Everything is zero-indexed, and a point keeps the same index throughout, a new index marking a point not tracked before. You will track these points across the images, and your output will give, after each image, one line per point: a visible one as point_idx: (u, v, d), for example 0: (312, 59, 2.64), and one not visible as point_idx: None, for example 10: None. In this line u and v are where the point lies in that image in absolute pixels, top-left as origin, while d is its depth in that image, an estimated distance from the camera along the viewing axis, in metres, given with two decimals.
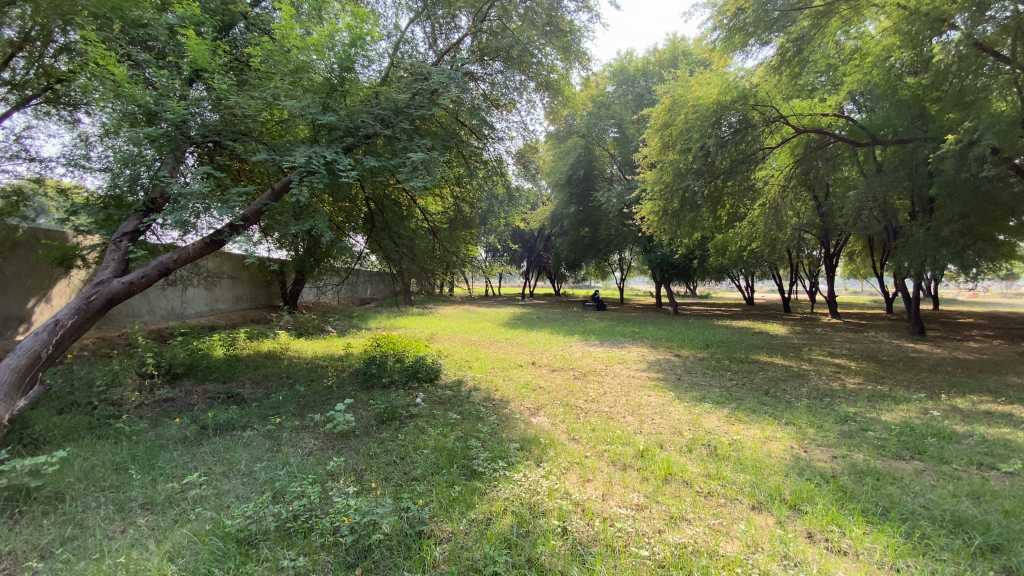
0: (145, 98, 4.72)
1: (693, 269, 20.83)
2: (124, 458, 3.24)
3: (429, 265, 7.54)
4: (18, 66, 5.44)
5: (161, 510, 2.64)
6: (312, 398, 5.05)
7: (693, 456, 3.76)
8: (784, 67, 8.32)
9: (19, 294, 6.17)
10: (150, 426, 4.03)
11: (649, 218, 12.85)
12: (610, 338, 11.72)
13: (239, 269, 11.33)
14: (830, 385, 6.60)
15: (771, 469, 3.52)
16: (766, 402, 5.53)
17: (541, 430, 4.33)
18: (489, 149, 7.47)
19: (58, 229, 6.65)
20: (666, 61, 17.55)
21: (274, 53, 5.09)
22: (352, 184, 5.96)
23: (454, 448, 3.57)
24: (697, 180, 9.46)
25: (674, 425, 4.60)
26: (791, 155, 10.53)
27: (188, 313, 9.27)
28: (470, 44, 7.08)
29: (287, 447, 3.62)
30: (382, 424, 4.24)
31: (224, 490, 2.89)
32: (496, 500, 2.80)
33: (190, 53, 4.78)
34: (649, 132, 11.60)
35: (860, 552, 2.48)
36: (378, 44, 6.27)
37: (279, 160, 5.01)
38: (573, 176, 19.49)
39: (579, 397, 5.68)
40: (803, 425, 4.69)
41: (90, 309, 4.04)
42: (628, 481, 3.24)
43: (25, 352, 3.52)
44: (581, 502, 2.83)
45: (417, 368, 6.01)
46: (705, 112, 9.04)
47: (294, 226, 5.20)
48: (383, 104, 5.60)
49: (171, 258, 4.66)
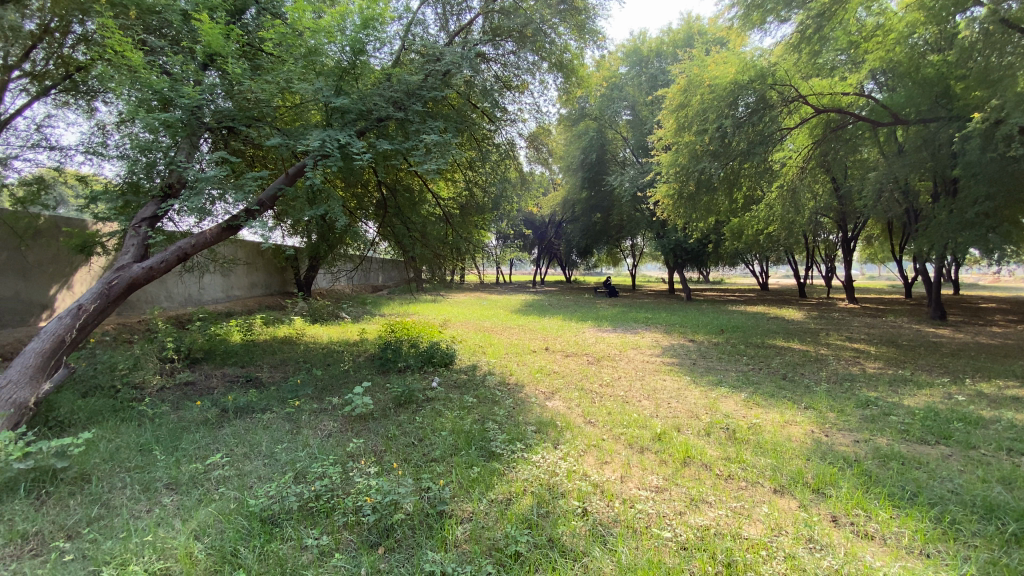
0: (160, 84, 4.71)
1: (708, 254, 20.58)
2: (147, 440, 3.29)
3: (442, 251, 7.54)
4: (39, 58, 5.39)
5: (186, 491, 2.68)
6: (329, 381, 5.10)
7: (711, 440, 3.72)
8: (804, 45, 8.10)
9: (42, 281, 6.28)
10: (172, 409, 4.10)
11: (663, 203, 12.68)
12: (623, 324, 11.65)
13: (254, 256, 11.42)
14: (850, 370, 6.49)
15: (792, 453, 3.47)
16: (784, 386, 5.47)
17: (557, 413, 4.32)
18: (502, 133, 7.43)
19: (78, 217, 6.74)
20: (681, 41, 17.18)
21: (286, 36, 5.04)
22: (365, 169, 5.93)
23: (471, 430, 3.58)
24: (713, 162, 9.29)
25: (691, 408, 4.56)
26: (810, 136, 10.27)
27: (205, 299, 9.39)
28: (481, 24, 6.98)
29: (307, 430, 3.66)
30: (399, 407, 4.27)
31: (247, 470, 2.93)
32: (515, 480, 2.80)
33: (204, 38, 4.75)
34: (664, 114, 11.38)
35: (888, 536, 2.44)
36: (390, 25, 6.20)
37: (293, 145, 4.99)
38: (585, 160, 19.26)
39: (594, 381, 5.66)
40: (823, 409, 4.62)
41: (112, 293, 4.10)
42: (646, 463, 3.23)
43: (50, 336, 3.58)
44: (600, 484, 2.82)
45: (432, 353, 6.02)
46: (722, 91, 8.84)
47: (309, 211, 5.21)
48: (396, 87, 5.54)
49: (189, 243, 4.70)
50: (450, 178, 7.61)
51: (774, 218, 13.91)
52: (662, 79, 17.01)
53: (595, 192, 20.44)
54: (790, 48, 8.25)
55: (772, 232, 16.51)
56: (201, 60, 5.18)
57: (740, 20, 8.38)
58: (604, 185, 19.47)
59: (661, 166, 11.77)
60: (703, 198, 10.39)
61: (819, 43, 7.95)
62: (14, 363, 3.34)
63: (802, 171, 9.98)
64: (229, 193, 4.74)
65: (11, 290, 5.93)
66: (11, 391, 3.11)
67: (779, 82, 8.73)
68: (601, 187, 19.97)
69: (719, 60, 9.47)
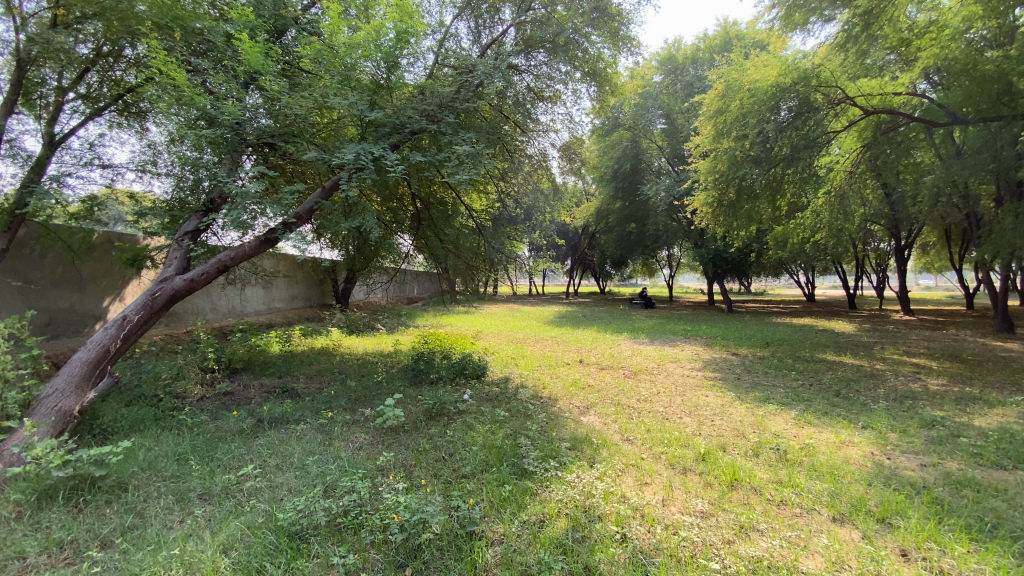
0: (203, 102, 4.87)
1: (749, 264, 19.87)
2: (184, 449, 3.33)
3: (475, 262, 7.50)
4: (92, 81, 5.72)
5: (218, 501, 2.67)
6: (363, 392, 5.10)
7: (760, 461, 3.47)
8: (850, 45, 7.75)
9: (95, 294, 6.61)
10: (210, 418, 4.16)
11: (701, 212, 12.31)
12: (661, 337, 11.30)
13: (294, 269, 11.75)
14: (910, 387, 6.01)
15: (851, 478, 3.19)
16: (838, 404, 5.10)
17: (593, 429, 4.15)
18: (533, 144, 7.40)
19: (130, 233, 7.08)
20: (717, 48, 16.84)
21: (323, 53, 5.16)
22: (399, 181, 5.97)
23: (503, 446, 3.46)
24: (755, 169, 8.96)
25: (737, 427, 4.30)
26: (858, 140, 9.78)
27: (247, 311, 9.68)
28: (513, 36, 6.98)
29: (338, 442, 3.63)
30: (430, 420, 4.20)
31: (278, 483, 2.91)
32: (549, 501, 2.67)
33: (245, 57, 4.90)
34: (702, 121, 11.10)
35: (966, 573, 2.17)
36: (423, 40, 6.28)
37: (329, 159, 5.07)
38: (619, 170, 18.84)
39: (631, 396, 5.45)
40: (883, 429, 4.26)
41: (155, 305, 4.22)
42: (689, 486, 3.03)
43: (95, 345, 3.68)
44: (640, 507, 2.65)
45: (464, 364, 5.96)
46: (763, 95, 8.53)
47: (344, 224, 5.27)
48: (429, 100, 5.58)
49: (229, 256, 4.81)
50: (483, 190, 7.60)
51: (822, 225, 13.29)
52: (699, 86, 16.66)
53: (629, 202, 20.03)
54: (836, 47, 7.89)
55: (819, 241, 15.77)
56: (244, 79, 5.36)
57: (781, 21, 8.08)
58: (639, 196, 19.09)
59: (699, 174, 11.46)
60: (745, 205, 10.02)
61: (868, 41, 7.57)
62: (61, 372, 3.45)
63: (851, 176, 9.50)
64: (268, 207, 4.83)
65: (67, 302, 6.26)
66: (56, 399, 3.20)
67: (825, 83, 8.31)
68: (636, 198, 19.53)
69: (759, 63, 9.16)
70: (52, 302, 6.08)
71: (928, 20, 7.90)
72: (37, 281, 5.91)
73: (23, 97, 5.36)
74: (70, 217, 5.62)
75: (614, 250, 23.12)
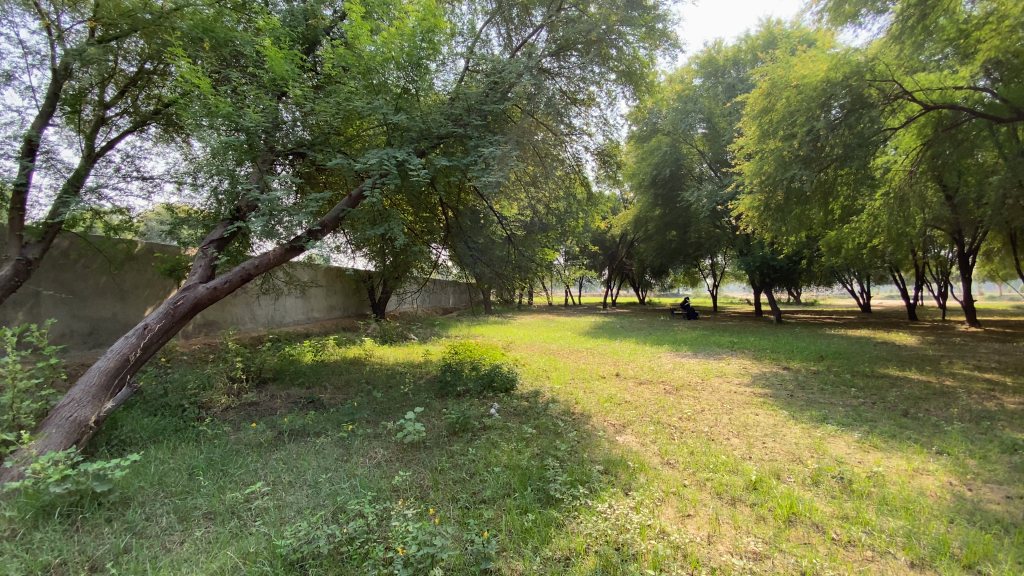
0: (231, 111, 4.91)
1: (798, 272, 18.84)
2: (197, 463, 3.25)
3: (506, 271, 7.25)
4: (139, 99, 6.10)
5: (221, 522, 2.54)
6: (387, 405, 4.92)
7: (821, 492, 3.04)
8: (907, 37, 7.14)
9: (137, 303, 6.81)
10: (233, 430, 4.08)
11: (748, 217, 11.70)
12: (704, 349, 10.70)
13: (332, 279, 11.91)
14: (988, 406, 5.31)
15: (930, 514, 2.67)
16: (907, 426, 4.52)
17: (628, 451, 3.81)
18: (567, 148, 7.14)
19: (172, 245, 7.28)
20: (761, 47, 16.12)
21: (347, 57, 5.11)
22: (427, 188, 5.82)
23: (529, 467, 3.18)
24: (804, 170, 8.41)
25: (792, 450, 3.86)
26: (918, 137, 9.00)
27: (285, 321, 9.82)
28: (545, 38, 6.78)
29: (357, 457, 3.44)
30: (453, 436, 3.96)
31: (287, 502, 2.75)
32: (576, 534, 2.37)
33: (270, 65, 4.90)
34: (746, 121, 10.55)
35: None
36: (453, 46, 6.15)
37: (353, 165, 4.95)
38: (658, 176, 18.17)
39: (673, 414, 5.04)
40: (962, 455, 3.67)
41: (177, 313, 4.22)
42: (740, 521, 2.64)
43: (115, 355, 3.72)
44: (681, 545, 2.31)
45: (493, 376, 5.71)
46: (810, 92, 7.99)
47: (370, 232, 5.13)
48: (456, 104, 5.49)
49: (253, 264, 4.78)
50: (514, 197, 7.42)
51: (883, 229, 12.35)
52: (742, 88, 15.97)
53: (668, 210, 19.33)
54: (893, 38, 7.27)
55: (878, 246, 14.70)
56: (274, 89, 5.39)
57: (830, 13, 7.54)
58: (680, 202, 18.44)
59: (744, 176, 10.91)
60: (795, 209, 9.43)
61: (930, 29, 6.92)
62: (81, 382, 3.48)
63: (912, 175, 8.72)
64: (294, 215, 4.77)
65: (110, 312, 6.47)
66: (72, 409, 3.22)
67: (881, 77, 7.70)
68: (676, 204, 18.85)
69: (808, 57, 8.59)
70: (94, 312, 6.29)
71: (987, 12, 6.70)
72: (80, 291, 6.12)
73: (66, 112, 5.59)
74: (110, 228, 5.80)
75: (654, 258, 22.44)
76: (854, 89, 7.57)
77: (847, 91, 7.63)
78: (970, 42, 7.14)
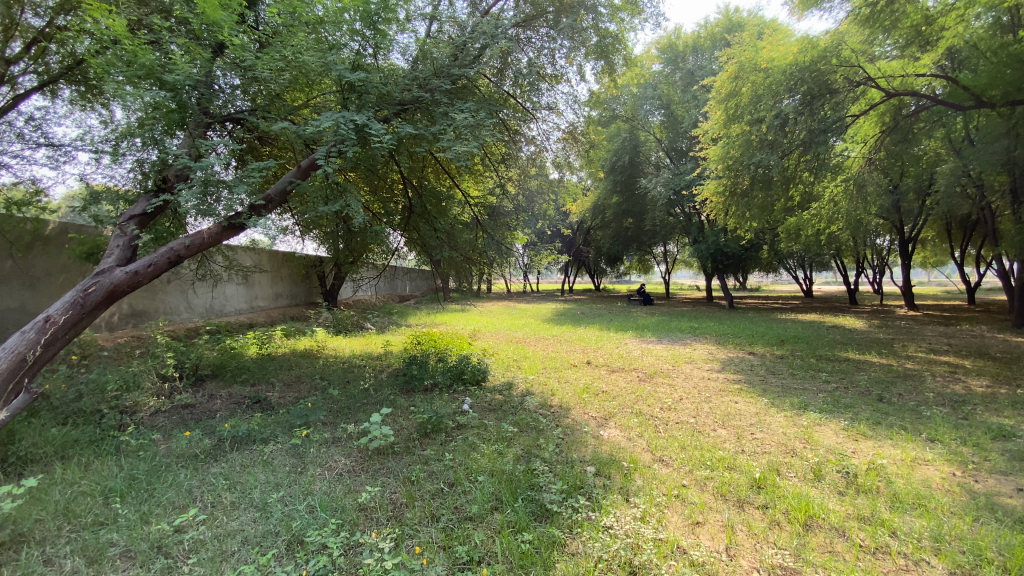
0: (154, 64, 4.22)
1: (751, 259, 19.39)
2: (116, 485, 2.68)
3: (472, 255, 6.78)
4: (52, 61, 5.28)
5: (142, 563, 2.02)
6: (347, 403, 4.40)
7: (827, 488, 2.87)
8: (871, 23, 7.19)
9: (50, 292, 5.93)
10: (162, 439, 3.47)
11: (711, 202, 11.73)
12: (667, 334, 10.69)
13: (279, 265, 11.04)
14: (953, 389, 5.45)
15: (950, 512, 2.60)
16: (888, 412, 4.51)
17: (618, 448, 3.50)
18: (534, 126, 6.74)
19: (91, 225, 6.38)
20: (719, 34, 16.08)
21: (294, 7, 4.48)
22: (387, 161, 5.27)
23: (516, 473, 2.82)
24: (770, 154, 8.39)
25: (784, 442, 3.69)
26: (876, 125, 9.17)
27: (226, 311, 8.97)
28: (512, 4, 6.29)
29: (314, 468, 2.96)
30: (425, 438, 3.52)
31: (231, 530, 2.26)
32: (585, 558, 2.03)
33: (203, 12, 4.19)
34: (713, 105, 10.51)
35: None
36: (414, 6, 5.57)
37: (302, 131, 4.32)
38: (618, 162, 18.12)
39: (653, 404, 4.81)
40: (953, 443, 3.69)
41: (88, 302, 3.53)
42: (756, 528, 2.38)
43: (9, 354, 3.06)
44: (705, 565, 2.01)
45: (463, 368, 5.31)
46: (779, 75, 7.91)
47: (323, 209, 4.51)
48: (422, 67, 5.00)
49: (183, 244, 4.09)
50: (478, 172, 7.02)
51: (837, 216, 12.69)
52: (701, 74, 15.99)
53: (626, 196, 19.37)
54: (859, 23, 7.26)
55: (829, 233, 15.22)
56: (209, 43, 4.67)
57: None
58: (638, 189, 18.46)
59: (710, 161, 10.91)
60: (758, 194, 9.47)
61: (894, 16, 6.98)
62: None
63: (869, 164, 8.91)
64: (234, 188, 4.11)
65: (18, 302, 5.61)
66: None
67: (847, 62, 7.70)
68: (634, 191, 18.90)
69: (775, 41, 8.52)
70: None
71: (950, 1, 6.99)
72: None
73: None
74: (12, 203, 5.04)
75: (610, 245, 22.55)
76: (819, 75, 7.52)
77: (813, 77, 7.59)
78: (932, 30, 7.51)
